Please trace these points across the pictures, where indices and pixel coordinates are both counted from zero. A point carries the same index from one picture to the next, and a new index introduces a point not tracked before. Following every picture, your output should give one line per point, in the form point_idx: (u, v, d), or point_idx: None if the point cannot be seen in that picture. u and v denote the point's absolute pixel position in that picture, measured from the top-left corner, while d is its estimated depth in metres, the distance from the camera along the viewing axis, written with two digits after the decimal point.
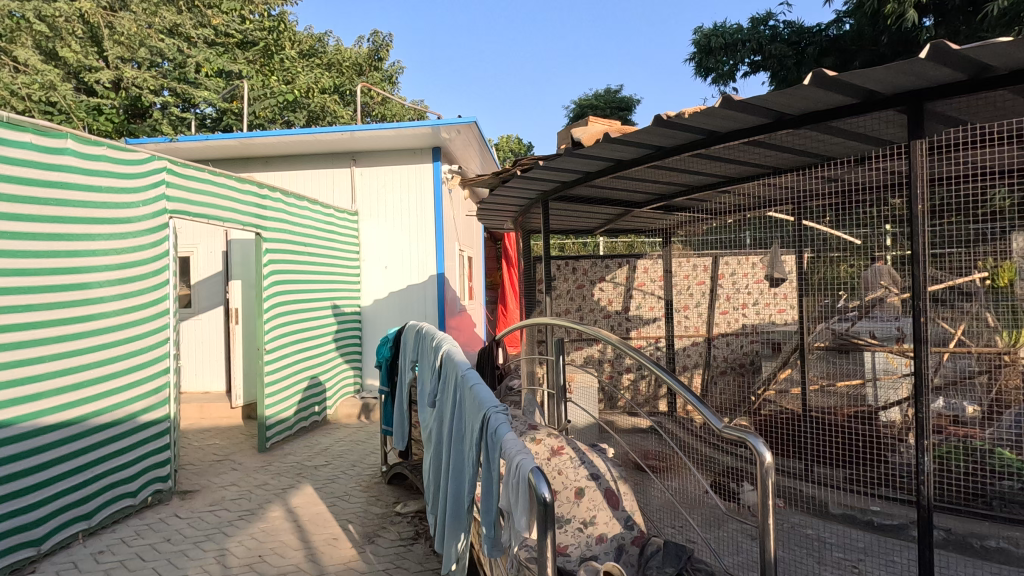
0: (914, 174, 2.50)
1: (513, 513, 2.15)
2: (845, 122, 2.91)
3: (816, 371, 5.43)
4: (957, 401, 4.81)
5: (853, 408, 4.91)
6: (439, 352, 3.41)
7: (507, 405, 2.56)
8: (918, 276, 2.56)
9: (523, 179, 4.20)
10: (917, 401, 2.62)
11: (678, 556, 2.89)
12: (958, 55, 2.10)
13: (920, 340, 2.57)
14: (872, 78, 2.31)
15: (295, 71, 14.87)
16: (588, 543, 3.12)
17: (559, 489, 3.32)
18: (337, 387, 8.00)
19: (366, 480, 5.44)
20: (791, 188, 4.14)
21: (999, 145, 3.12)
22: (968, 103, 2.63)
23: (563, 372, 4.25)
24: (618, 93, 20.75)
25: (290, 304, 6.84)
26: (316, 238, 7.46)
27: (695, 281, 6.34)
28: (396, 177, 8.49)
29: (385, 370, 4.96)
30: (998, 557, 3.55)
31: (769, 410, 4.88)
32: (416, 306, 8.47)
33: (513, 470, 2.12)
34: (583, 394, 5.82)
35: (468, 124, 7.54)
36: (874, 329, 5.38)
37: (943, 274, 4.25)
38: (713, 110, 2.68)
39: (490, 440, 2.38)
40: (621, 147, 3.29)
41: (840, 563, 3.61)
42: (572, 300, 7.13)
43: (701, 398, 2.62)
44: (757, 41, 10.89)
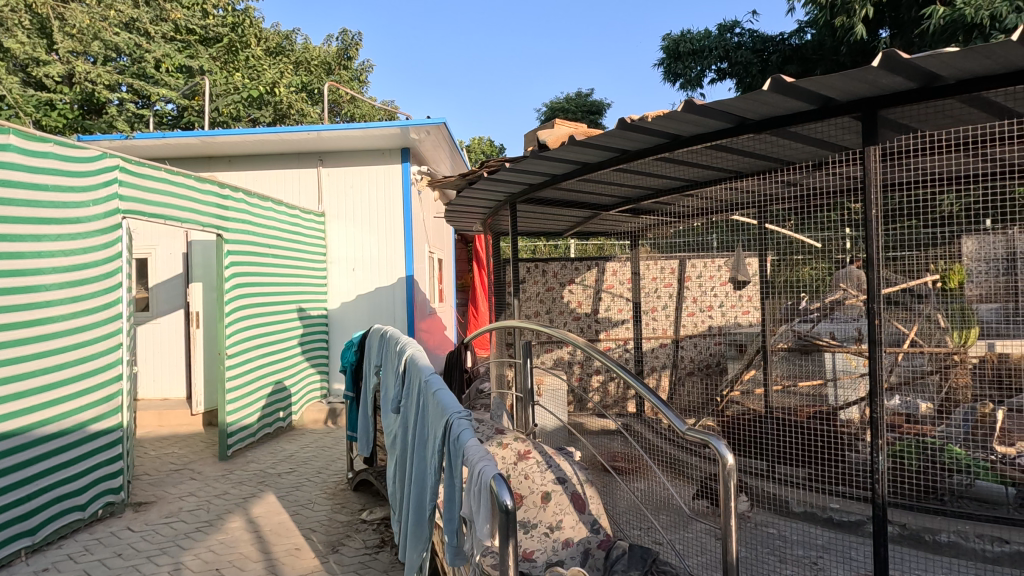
0: (869, 180, 2.56)
1: (475, 521, 2.10)
2: (804, 127, 2.97)
3: (780, 371, 5.51)
4: (912, 399, 4.95)
5: (814, 408, 5.00)
6: (402, 356, 3.34)
7: (471, 411, 2.52)
8: (873, 279, 2.62)
9: (491, 181, 4.17)
10: (872, 402, 2.68)
11: (643, 559, 2.90)
12: (909, 64, 2.14)
13: (875, 341, 2.64)
14: (828, 84, 2.35)
15: (260, 68, 14.54)
16: (554, 548, 3.12)
17: (526, 494, 3.30)
18: (303, 392, 7.83)
19: (331, 487, 5.31)
20: (753, 193, 4.21)
21: (947, 153, 3.23)
22: (919, 111, 2.71)
23: (531, 376, 4.24)
24: (588, 97, 20.87)
25: (253, 308, 6.64)
26: (280, 239, 7.27)
27: (663, 284, 6.34)
28: (364, 177, 8.35)
29: (350, 376, 4.85)
30: (950, 551, 3.66)
31: (733, 411, 4.97)
32: (385, 307, 8.34)
33: (475, 477, 2.08)
34: (553, 397, 5.80)
35: (438, 124, 7.46)
36: (834, 331, 5.81)
37: (898, 276, 4.38)
38: (677, 114, 2.69)
39: (453, 447, 2.34)
40: (586, 150, 3.29)
41: (800, 561, 3.67)
42: (541, 302, 7.12)
43: (665, 401, 2.63)
44: (724, 48, 11.22)
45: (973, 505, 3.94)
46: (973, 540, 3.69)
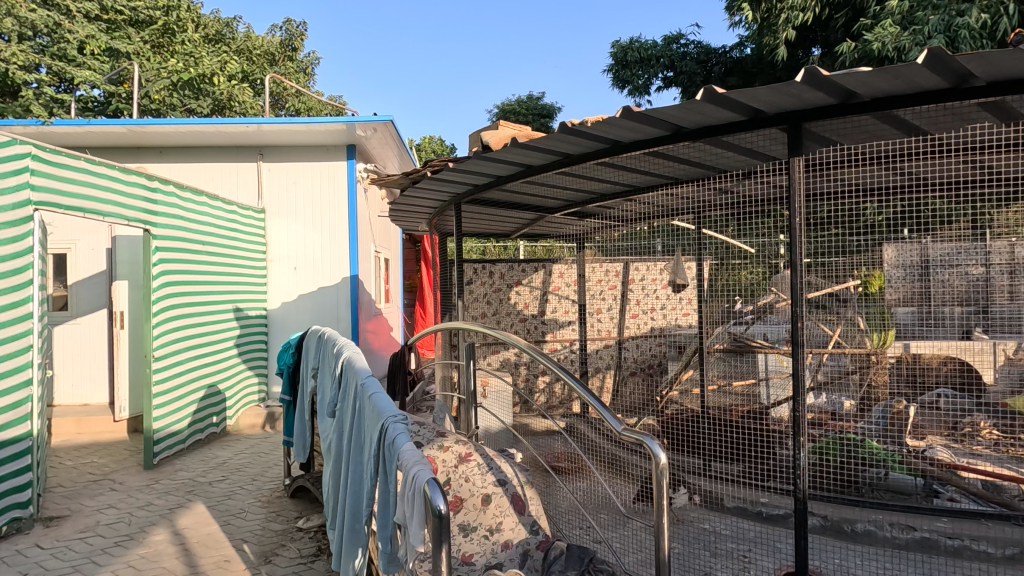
0: (793, 189, 2.69)
1: (409, 527, 2.06)
2: (736, 138, 3.09)
3: (716, 372, 5.72)
4: (836, 397, 5.24)
5: (748, 407, 5.20)
6: (339, 358, 3.25)
7: (408, 414, 2.48)
8: (796, 284, 2.75)
9: (435, 181, 4.12)
10: (795, 401, 2.81)
11: (581, 558, 2.96)
12: (829, 81, 2.26)
13: (798, 343, 2.77)
14: (756, 97, 2.45)
15: (197, 54, 13.93)
16: (493, 550, 3.14)
17: (466, 497, 3.28)
18: (239, 396, 7.47)
19: (266, 494, 5.11)
20: (690, 199, 4.33)
21: (867, 166, 3.43)
22: (839, 126, 2.88)
23: (473, 377, 4.21)
24: (539, 100, 21.05)
25: (184, 308, 6.30)
26: (215, 236, 6.94)
27: (607, 286, 6.54)
28: (307, 174, 8.08)
29: (286, 379, 4.67)
30: (865, 540, 3.89)
31: (672, 411, 5.13)
32: (328, 308, 8.08)
33: (409, 482, 2.04)
34: (497, 399, 5.77)
35: (385, 122, 7.32)
36: (767, 334, 6.17)
37: (825, 281, 4.63)
38: (616, 120, 2.74)
39: (388, 451, 2.29)
40: (529, 152, 3.29)
41: (731, 554, 3.81)
42: (488, 304, 7.11)
43: (604, 403, 2.67)
44: (670, 58, 11.65)
45: (887, 497, 4.19)
46: (886, 528, 3.90)
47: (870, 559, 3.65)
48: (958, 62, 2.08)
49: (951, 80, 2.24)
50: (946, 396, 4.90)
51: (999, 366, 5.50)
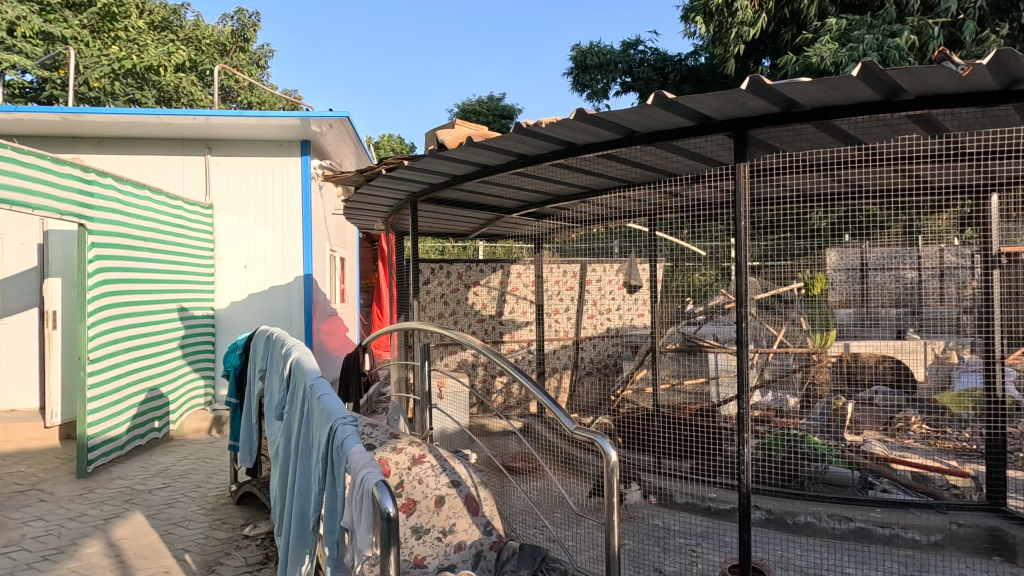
0: (739, 193, 2.77)
1: (357, 531, 2.02)
2: (687, 143, 3.17)
3: (669, 371, 5.87)
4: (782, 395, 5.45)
5: (698, 405, 5.34)
6: (288, 359, 3.15)
7: (357, 415, 2.43)
8: (742, 285, 2.84)
9: (389, 179, 4.06)
10: (740, 399, 2.90)
11: (533, 557, 3.00)
12: (772, 89, 2.35)
13: (742, 343, 2.86)
14: (704, 103, 2.51)
15: (141, 42, 13.37)
16: (446, 553, 3.13)
17: (419, 499, 3.24)
18: (183, 399, 7.15)
19: (211, 502, 4.90)
20: (643, 202, 4.43)
21: (811, 174, 3.59)
22: (782, 134, 2.99)
23: (429, 378, 4.17)
24: (500, 101, 21.09)
25: (123, 307, 5.98)
26: (158, 231, 6.63)
27: (565, 286, 6.63)
28: (258, 169, 7.82)
29: (232, 381, 4.50)
30: (806, 531, 4.04)
31: (625, 410, 5.24)
32: (280, 307, 7.84)
33: (357, 485, 1.99)
34: (453, 400, 5.71)
35: (341, 118, 7.16)
36: (716, 334, 6.36)
37: (771, 284, 4.82)
38: (570, 122, 2.76)
39: (336, 454, 2.23)
40: (485, 152, 3.28)
41: (680, 548, 3.91)
42: (445, 304, 6.96)
43: (556, 401, 2.70)
44: (628, 64, 11.93)
45: (826, 489, 4.37)
46: (825, 520, 4.06)
47: (810, 548, 3.83)
48: (889, 76, 2.21)
49: (883, 93, 2.37)
50: (884, 393, 5.25)
51: (929, 365, 5.85)
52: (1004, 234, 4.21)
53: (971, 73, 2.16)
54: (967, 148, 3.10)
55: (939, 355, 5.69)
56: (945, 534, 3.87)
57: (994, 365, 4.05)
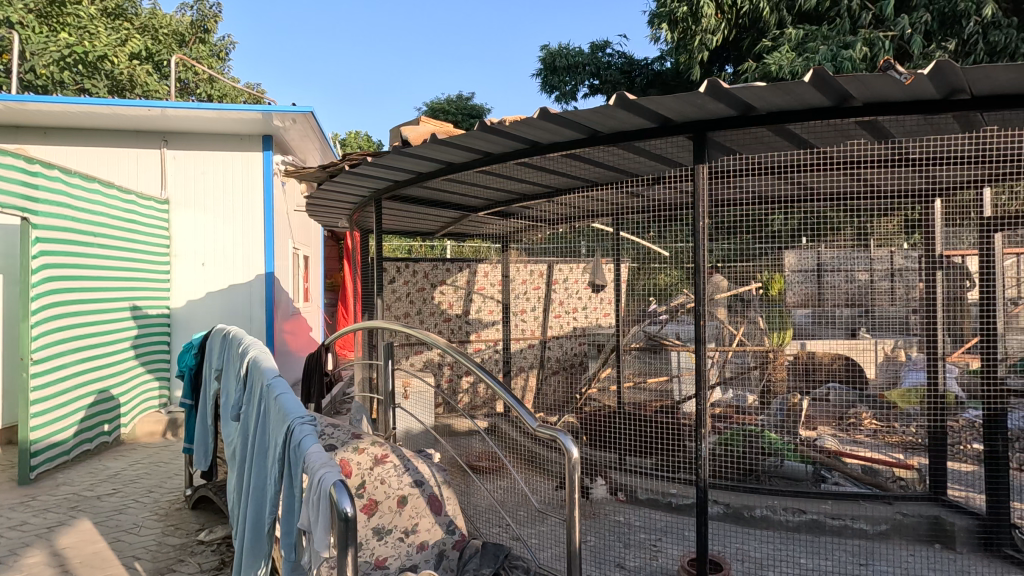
0: (698, 194, 2.83)
1: (313, 532, 1.98)
2: (648, 144, 3.22)
3: (633, 369, 5.94)
4: (741, 392, 5.60)
5: (660, 403, 5.42)
6: (244, 358, 3.06)
7: (316, 414, 2.38)
8: (700, 284, 2.91)
9: (352, 175, 3.99)
10: (699, 395, 2.96)
11: (496, 556, 3.00)
12: (729, 93, 2.40)
13: (701, 340, 2.92)
14: (664, 105, 2.56)
15: (93, 29, 12.84)
16: (408, 553, 3.10)
17: (381, 500, 3.20)
18: (135, 402, 6.87)
19: (164, 507, 4.73)
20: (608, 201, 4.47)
21: (769, 178, 3.69)
22: (739, 136, 3.07)
23: (392, 377, 4.11)
24: (469, 101, 21.07)
25: (70, 305, 5.71)
26: (109, 226, 6.36)
27: (532, 286, 6.63)
28: (217, 164, 7.59)
29: (187, 382, 4.36)
30: (762, 524, 4.20)
31: (591, 410, 5.31)
32: (239, 306, 7.63)
33: (315, 485, 1.96)
34: (418, 401, 5.66)
35: (304, 113, 7.01)
36: (679, 333, 6.49)
37: (732, 283, 4.95)
38: (533, 121, 2.77)
39: (293, 454, 2.18)
40: (449, 149, 3.26)
41: (642, 544, 3.98)
42: (412, 303, 6.91)
43: (520, 398, 2.71)
44: (596, 66, 12.09)
45: (782, 483, 4.51)
46: (779, 513, 4.22)
47: (765, 539, 3.96)
48: (838, 83, 2.30)
49: (833, 99, 2.46)
50: (836, 390, 5.43)
51: (879, 363, 6.11)
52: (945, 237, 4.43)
53: (913, 82, 2.27)
54: (911, 155, 3.25)
55: (888, 353, 5.95)
56: (890, 523, 4.10)
57: (938, 361, 4.30)
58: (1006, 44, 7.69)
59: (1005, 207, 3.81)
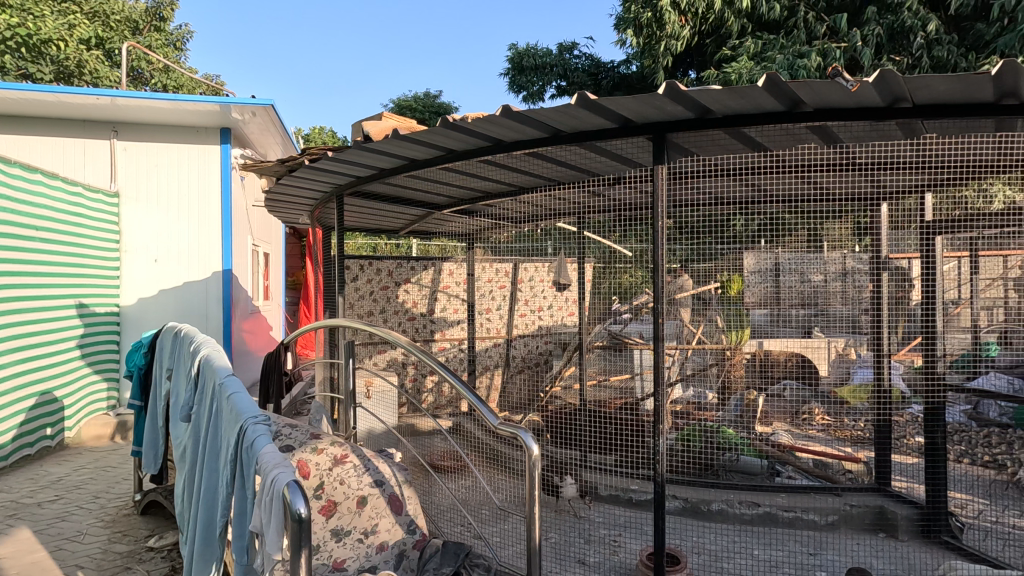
0: (658, 194, 2.88)
1: (265, 534, 1.92)
2: (610, 144, 3.26)
3: (595, 367, 6.04)
4: (701, 390, 5.74)
5: (622, 400, 5.50)
6: (195, 357, 2.96)
7: (270, 414, 2.32)
8: (659, 282, 2.96)
9: (312, 170, 3.91)
10: (657, 392, 3.01)
11: (456, 554, 3.00)
12: (686, 95, 2.45)
13: (659, 337, 2.97)
14: (624, 105, 2.59)
15: (38, 11, 12.21)
16: (367, 554, 3.05)
17: (340, 500, 3.15)
18: (81, 404, 6.55)
19: (111, 514, 4.53)
20: (571, 200, 4.53)
21: (725, 180, 3.79)
22: (697, 138, 3.13)
23: (353, 376, 4.04)
24: (435, 98, 20.94)
25: (9, 302, 5.40)
26: (53, 220, 6.04)
27: (497, 284, 6.74)
28: (172, 156, 7.31)
29: (136, 383, 4.19)
30: (718, 517, 4.34)
31: (554, 407, 5.37)
32: (195, 304, 7.38)
33: (267, 486, 1.90)
34: (381, 400, 5.59)
35: (264, 106, 6.83)
36: (641, 332, 6.61)
37: (692, 283, 5.07)
38: (495, 118, 2.77)
39: (246, 455, 2.12)
40: (411, 146, 3.23)
41: (603, 539, 4.04)
42: (375, 302, 6.83)
43: (482, 397, 2.71)
44: (563, 68, 12.24)
45: (737, 477, 4.68)
46: (736, 506, 4.34)
47: (719, 531, 4.08)
48: (789, 88, 2.36)
49: (786, 104, 2.54)
50: (791, 388, 5.65)
51: (832, 361, 6.36)
52: (891, 239, 4.63)
53: (860, 90, 2.36)
54: (859, 158, 3.39)
55: (840, 351, 6.19)
56: (840, 514, 4.23)
57: (883, 358, 4.54)
58: (948, 58, 8.14)
59: (945, 212, 4.04)
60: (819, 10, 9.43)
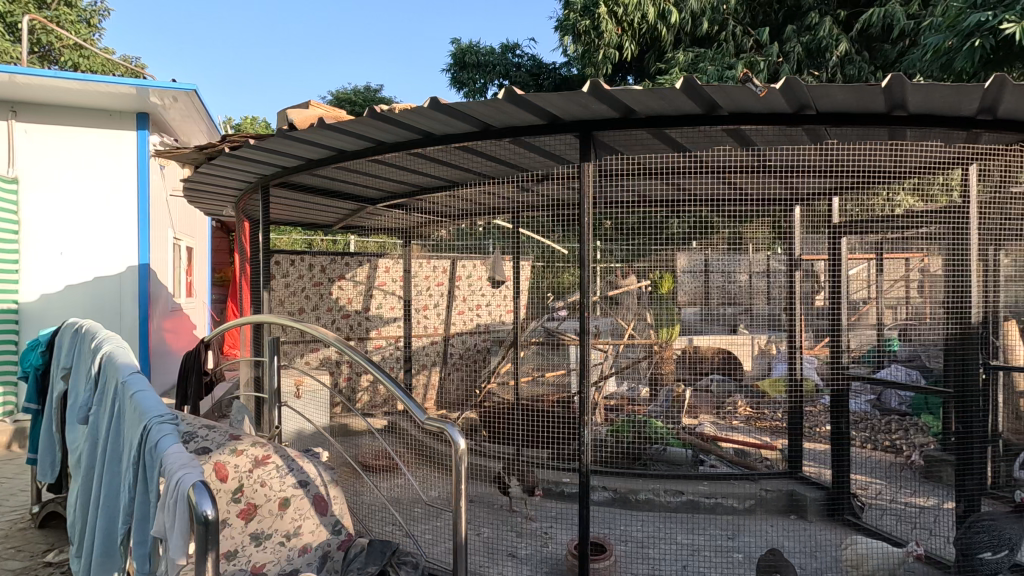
0: (585, 191, 2.94)
1: (168, 539, 1.81)
2: (539, 141, 3.31)
3: (531, 364, 6.18)
4: (634, 384, 5.94)
5: (557, 395, 5.60)
6: (97, 355, 2.75)
7: (178, 414, 2.19)
8: (585, 277, 3.02)
9: (233, 159, 3.73)
10: (584, 385, 3.07)
11: (382, 553, 2.94)
12: (609, 94, 2.50)
13: (585, 332, 3.04)
14: (551, 102, 2.63)
15: None
16: (289, 557, 2.94)
17: (261, 503, 3.03)
18: None
19: (4, 528, 4.14)
20: (505, 197, 4.64)
21: (651, 180, 3.93)
22: (622, 137, 3.23)
23: (278, 374, 3.88)
24: (375, 93, 20.46)
25: None
26: None
27: (434, 282, 6.69)
28: (81, 141, 6.77)
29: (31, 384, 3.84)
30: (645, 507, 4.54)
31: (490, 402, 5.40)
32: (107, 300, 6.88)
33: (171, 489, 1.79)
34: (310, 399, 5.40)
35: (186, 91, 6.47)
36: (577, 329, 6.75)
37: (623, 283, 5.36)
38: (423, 111, 2.74)
39: (149, 457, 2.00)
40: (337, 135, 3.14)
41: (533, 533, 4.13)
42: (307, 299, 6.58)
43: (409, 392, 2.68)
44: (505, 67, 12.34)
45: (663, 468, 4.83)
46: (661, 495, 4.54)
47: (644, 518, 4.26)
48: (705, 92, 2.47)
49: (703, 106, 2.66)
50: (717, 381, 5.97)
51: (753, 357, 6.75)
52: (803, 240, 4.96)
53: (768, 95, 2.50)
54: (771, 163, 3.60)
55: (761, 347, 6.55)
56: (757, 499, 4.49)
57: (796, 352, 4.83)
58: (859, 76, 8.82)
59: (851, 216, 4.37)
60: (745, 24, 9.97)
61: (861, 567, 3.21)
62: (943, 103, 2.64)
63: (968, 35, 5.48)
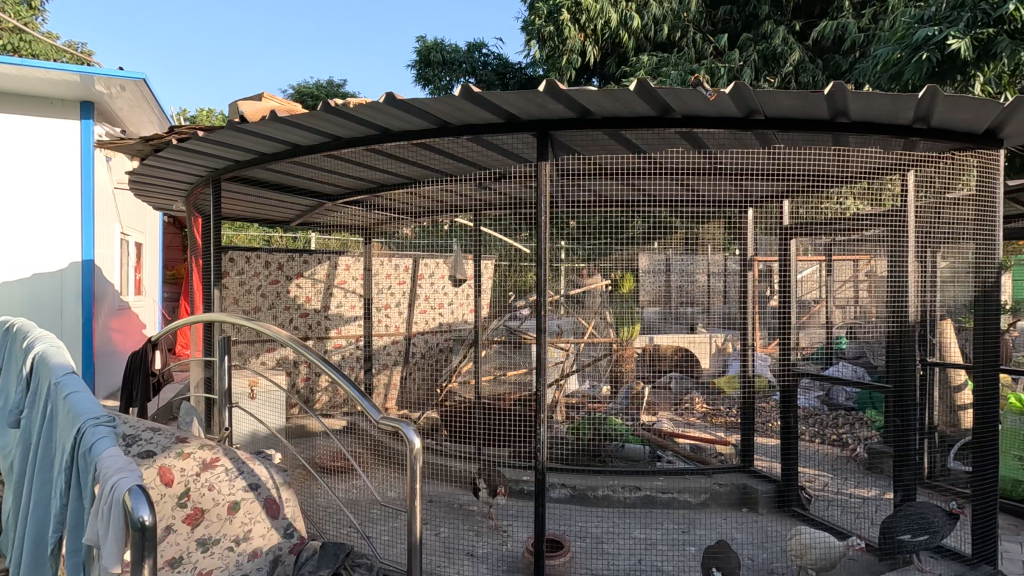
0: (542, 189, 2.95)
1: (103, 546, 1.73)
2: (498, 139, 3.31)
3: (492, 363, 6.19)
4: (595, 382, 6.02)
5: (518, 394, 5.63)
6: (29, 354, 2.61)
7: (116, 416, 2.10)
8: (541, 275, 3.04)
9: (181, 151, 3.61)
10: (541, 383, 3.08)
11: (335, 555, 2.84)
12: (565, 93, 2.52)
13: (542, 330, 3.05)
14: (507, 101, 2.63)
15: None
16: (237, 562, 2.82)
17: (208, 508, 2.95)
18: None
19: None
20: (466, 197, 4.69)
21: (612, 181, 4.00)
22: (580, 137, 3.27)
23: (229, 374, 3.77)
24: (339, 87, 20.09)
25: None
26: None
27: (396, 280, 6.55)
28: (19, 130, 6.41)
29: None
30: (603, 503, 4.62)
31: (452, 402, 5.35)
32: (48, 298, 6.54)
33: (105, 494, 1.72)
34: (265, 399, 5.26)
35: (134, 80, 6.20)
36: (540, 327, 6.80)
37: (584, 285, 5.43)
38: (378, 106, 2.71)
39: (82, 461, 1.91)
40: (290, 129, 3.07)
41: (492, 532, 4.15)
42: (263, 297, 6.37)
43: (363, 391, 2.64)
44: (471, 65, 12.29)
45: (621, 464, 4.95)
46: (619, 491, 4.67)
47: (601, 515, 4.33)
48: (658, 94, 2.52)
49: (657, 109, 2.71)
50: (677, 379, 5.81)
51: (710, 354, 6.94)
52: (755, 241, 5.11)
53: (718, 99, 2.56)
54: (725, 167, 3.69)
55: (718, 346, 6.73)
56: (709, 493, 4.66)
57: (748, 349, 4.98)
58: (812, 84, 9.16)
59: (802, 217, 4.52)
60: (706, 31, 10.23)
61: (804, 556, 3.31)
62: (882, 111, 2.76)
63: (915, 48, 5.73)
